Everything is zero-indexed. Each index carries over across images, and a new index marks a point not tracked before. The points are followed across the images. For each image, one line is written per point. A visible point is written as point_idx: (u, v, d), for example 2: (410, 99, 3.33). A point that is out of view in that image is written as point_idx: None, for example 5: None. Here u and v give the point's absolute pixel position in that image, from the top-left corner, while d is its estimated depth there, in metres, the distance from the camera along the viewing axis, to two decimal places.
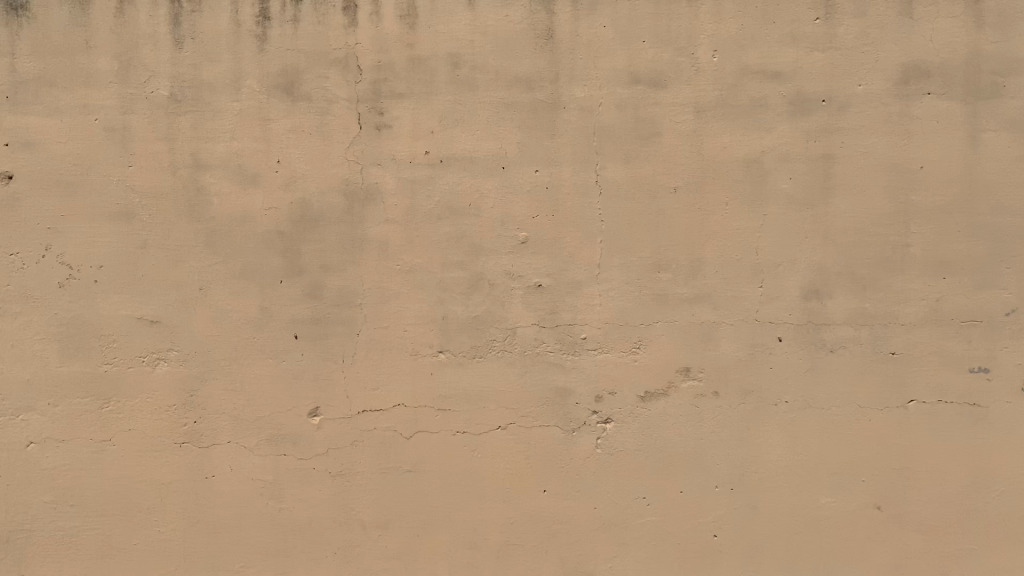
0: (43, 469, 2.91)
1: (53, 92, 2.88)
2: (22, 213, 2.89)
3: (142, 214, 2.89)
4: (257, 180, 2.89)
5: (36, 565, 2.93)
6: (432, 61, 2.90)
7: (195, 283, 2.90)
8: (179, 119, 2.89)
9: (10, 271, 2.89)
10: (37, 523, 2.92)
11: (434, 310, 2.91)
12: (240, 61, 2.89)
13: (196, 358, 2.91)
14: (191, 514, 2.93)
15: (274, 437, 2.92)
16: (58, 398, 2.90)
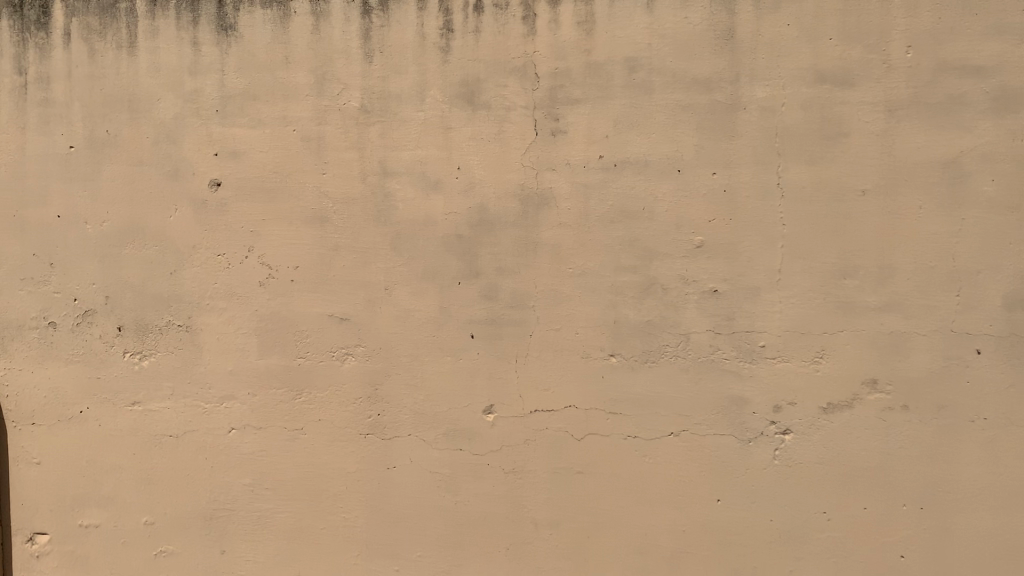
0: (243, 453, 3.16)
1: (257, 105, 3.12)
2: (227, 217, 3.14)
3: (333, 218, 3.08)
4: (439, 186, 3.01)
5: (235, 542, 3.18)
6: (609, 66, 2.92)
7: (381, 283, 3.05)
8: (368, 128, 3.06)
9: (218, 270, 3.15)
10: (236, 504, 3.17)
11: (607, 314, 2.92)
12: (425, 72, 3.02)
13: (379, 354, 3.06)
14: (373, 503, 3.09)
15: (451, 432, 3.03)
16: (257, 388, 3.14)
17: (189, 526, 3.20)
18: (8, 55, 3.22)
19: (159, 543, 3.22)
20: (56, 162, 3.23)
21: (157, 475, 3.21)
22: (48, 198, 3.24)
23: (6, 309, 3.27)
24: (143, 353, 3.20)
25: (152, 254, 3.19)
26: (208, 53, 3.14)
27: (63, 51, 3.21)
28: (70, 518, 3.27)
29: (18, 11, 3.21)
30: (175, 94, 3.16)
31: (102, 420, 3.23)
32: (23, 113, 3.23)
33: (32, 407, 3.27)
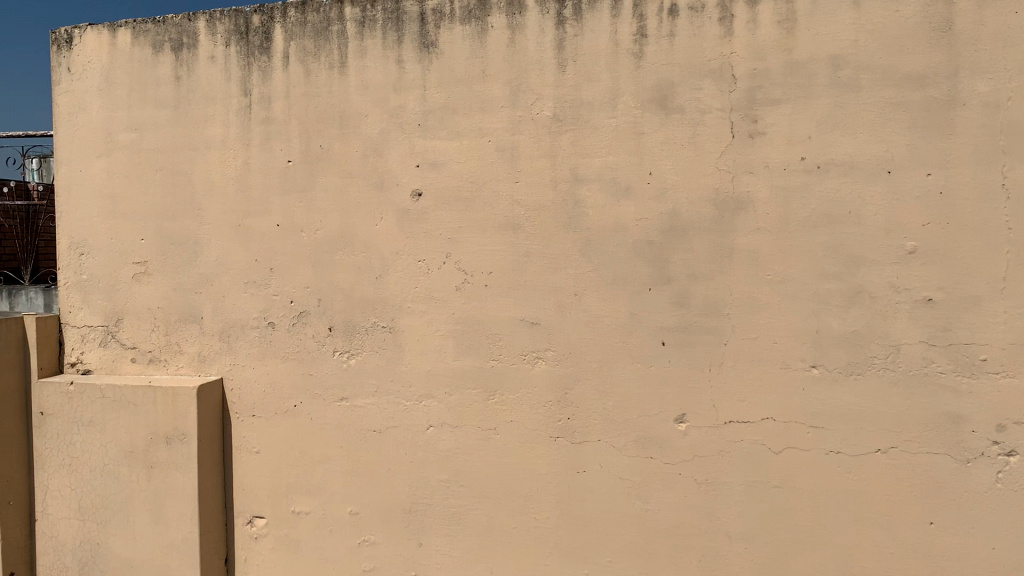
0: (439, 450, 3.29)
1: (455, 118, 3.24)
2: (427, 224, 3.29)
3: (526, 225, 3.14)
4: (631, 192, 3.01)
5: (432, 536, 3.32)
6: (811, 65, 2.80)
7: (572, 288, 3.09)
8: (561, 136, 3.10)
9: (418, 275, 3.30)
10: (432, 499, 3.31)
11: (808, 323, 2.82)
12: (618, 79, 3.02)
13: (570, 359, 3.10)
14: (563, 506, 3.14)
15: (642, 439, 3.02)
16: (453, 388, 3.26)
17: (389, 517, 3.38)
18: (236, 79, 3.55)
19: (363, 532, 3.43)
20: (275, 175, 3.51)
21: (360, 468, 3.42)
22: (268, 209, 3.53)
23: (233, 309, 3.60)
24: (350, 352, 3.42)
25: (358, 261, 3.40)
26: (411, 69, 3.30)
27: (282, 73, 3.48)
28: (285, 504, 3.55)
29: (244, 38, 3.53)
30: (381, 110, 3.35)
31: (313, 414, 3.48)
32: (248, 131, 3.55)
33: (252, 400, 3.59)
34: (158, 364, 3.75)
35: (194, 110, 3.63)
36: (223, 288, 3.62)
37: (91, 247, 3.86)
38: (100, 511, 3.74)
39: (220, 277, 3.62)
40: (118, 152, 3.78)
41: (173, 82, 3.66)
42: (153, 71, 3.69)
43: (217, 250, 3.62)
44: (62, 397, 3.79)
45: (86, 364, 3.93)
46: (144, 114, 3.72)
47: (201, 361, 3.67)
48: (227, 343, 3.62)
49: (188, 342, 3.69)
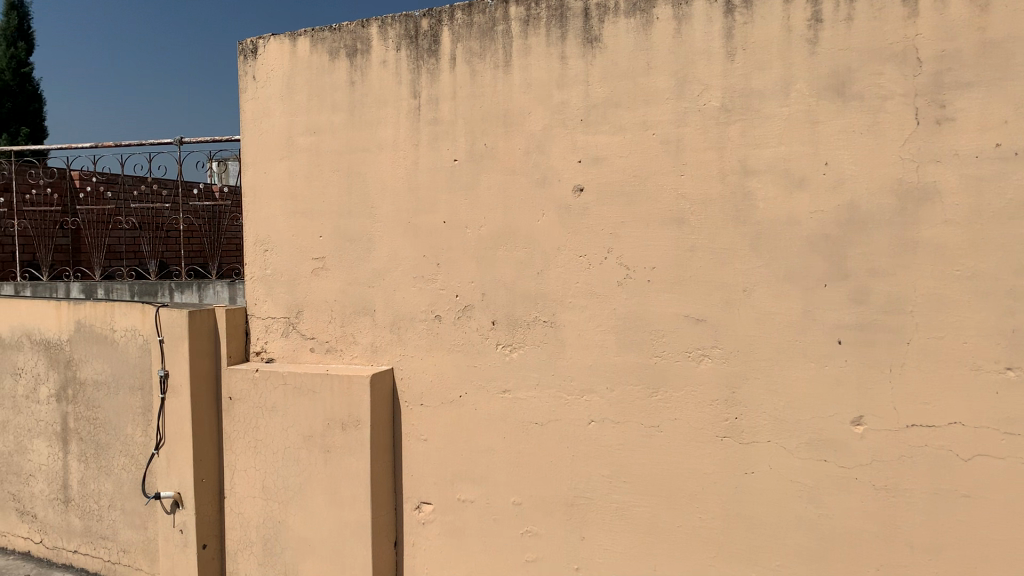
0: (602, 445, 3.29)
1: (618, 112, 3.22)
2: (590, 219, 3.29)
3: (692, 219, 3.09)
4: (804, 184, 2.90)
5: (594, 530, 3.34)
6: (1008, 44, 2.60)
7: (740, 284, 3.02)
8: (729, 128, 3.02)
9: (580, 270, 3.32)
10: (595, 493, 3.32)
11: (1002, 322, 2.63)
12: (791, 67, 2.92)
13: (737, 356, 3.03)
14: (731, 507, 3.07)
15: (815, 441, 2.92)
16: (615, 384, 3.26)
17: (552, 509, 3.42)
18: (406, 82, 3.69)
19: (526, 523, 3.49)
20: (442, 174, 3.63)
21: (524, 460, 3.47)
22: (436, 206, 3.65)
23: (402, 303, 3.76)
24: (513, 346, 3.48)
25: (521, 256, 3.45)
26: (575, 65, 3.31)
27: (450, 74, 3.58)
28: (451, 492, 3.67)
29: (413, 42, 3.66)
30: (544, 106, 3.38)
31: (478, 405, 3.57)
32: (417, 132, 3.68)
33: (420, 389, 3.72)
34: (333, 354, 3.98)
35: (367, 113, 3.80)
36: (394, 282, 3.78)
37: (274, 244, 4.14)
38: (282, 491, 4.02)
39: (391, 272, 3.78)
40: (297, 155, 4.02)
41: (347, 86, 3.85)
42: (329, 76, 3.89)
43: (388, 245, 3.78)
44: (248, 383, 4.09)
45: (269, 353, 4.22)
46: (321, 118, 3.94)
47: (373, 352, 3.86)
48: (397, 335, 3.77)
49: (361, 333, 3.89)
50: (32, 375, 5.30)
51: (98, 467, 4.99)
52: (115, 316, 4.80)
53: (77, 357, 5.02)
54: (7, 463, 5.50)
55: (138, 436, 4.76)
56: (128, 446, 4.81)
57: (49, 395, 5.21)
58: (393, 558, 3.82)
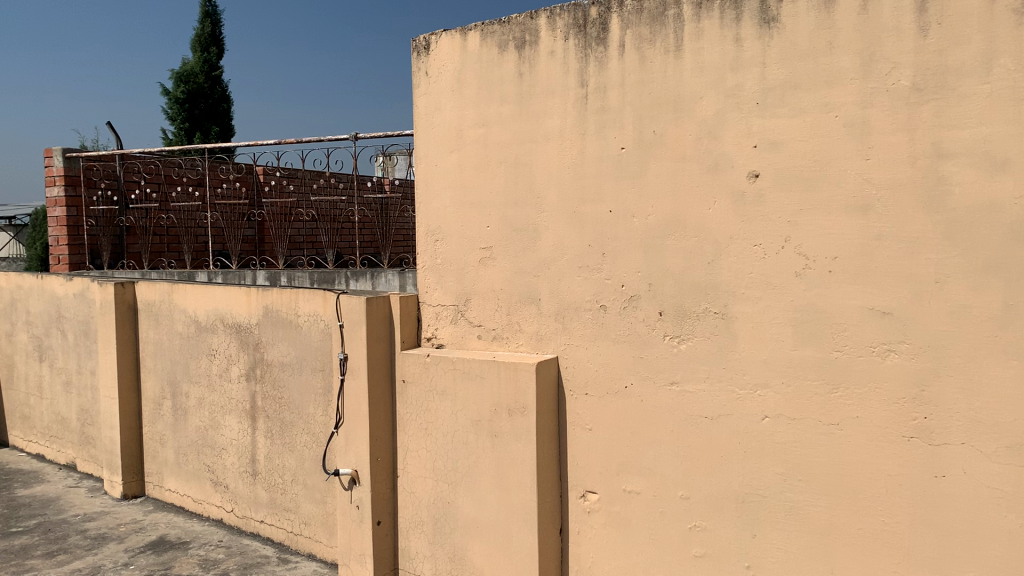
0: (776, 442, 3.18)
1: (797, 94, 3.08)
2: (765, 207, 3.17)
3: (877, 206, 2.92)
4: (1008, 166, 2.67)
5: (767, 529, 3.23)
6: None
7: (931, 275, 2.82)
8: (921, 108, 2.82)
9: (754, 260, 3.21)
10: (768, 491, 3.21)
11: None
12: (994, 40, 2.68)
13: (928, 352, 2.84)
14: (919, 512, 2.89)
15: (1017, 446, 2.69)
16: (791, 378, 3.13)
17: (721, 505, 3.34)
18: (574, 71, 3.69)
19: (694, 517, 3.42)
20: (610, 162, 3.60)
21: (692, 453, 3.41)
22: (603, 195, 3.63)
23: (569, 292, 3.77)
24: (681, 337, 3.42)
25: (691, 245, 3.38)
26: (750, 47, 3.19)
27: (619, 61, 3.55)
28: (616, 482, 3.66)
29: (582, 31, 3.65)
30: (717, 91, 3.28)
31: (645, 396, 3.53)
32: (584, 121, 3.67)
33: (586, 379, 3.73)
34: (501, 341, 4.05)
35: (535, 103, 3.83)
36: (560, 271, 3.80)
37: (444, 234, 4.26)
38: (451, 473, 4.15)
39: (557, 261, 3.80)
40: (467, 147, 4.11)
41: (516, 78, 3.90)
42: (498, 68, 3.95)
43: (555, 235, 3.80)
44: (421, 367, 4.26)
45: (439, 340, 4.35)
46: (489, 110, 4.01)
47: (539, 340, 3.90)
48: (564, 324, 3.79)
49: (527, 322, 3.94)
50: (225, 356, 5.74)
51: (282, 443, 5.33)
52: (298, 302, 5.11)
53: (265, 340, 5.39)
54: (203, 436, 5.99)
55: (319, 415, 5.05)
56: (310, 425, 5.11)
57: (240, 375, 5.62)
58: (558, 545, 3.86)
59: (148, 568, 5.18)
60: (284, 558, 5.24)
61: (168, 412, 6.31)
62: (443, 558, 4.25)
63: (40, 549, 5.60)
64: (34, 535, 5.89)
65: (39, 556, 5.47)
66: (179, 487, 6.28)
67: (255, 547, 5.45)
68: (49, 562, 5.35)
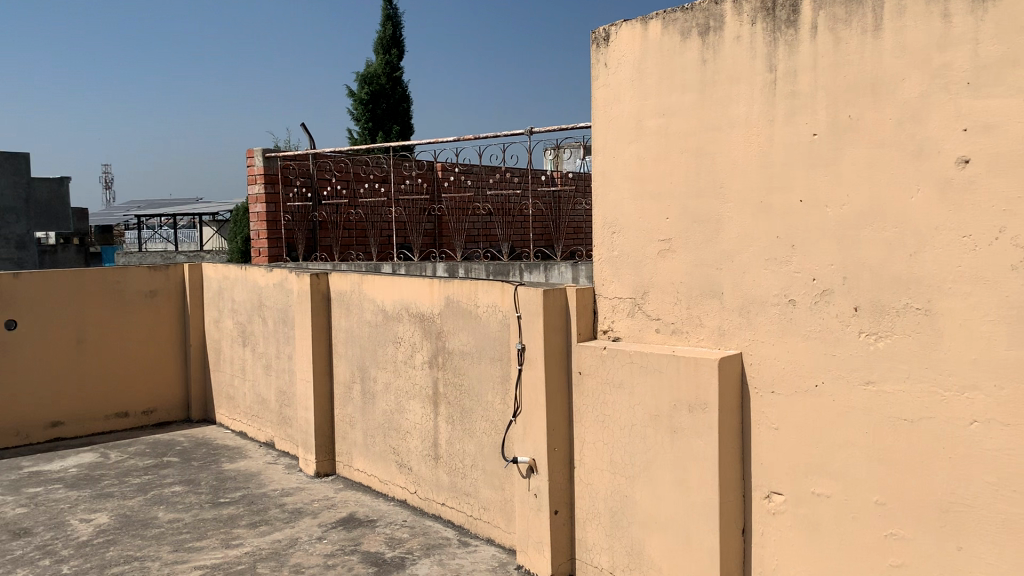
0: (986, 449, 2.93)
1: (1016, 71, 2.82)
2: (976, 195, 2.93)
3: None
4: None
5: (974, 543, 2.98)
6: None
7: None
8: None
9: (964, 252, 2.97)
10: (975, 502, 2.97)
11: None
12: None
13: None
14: None
15: None
16: (1005, 381, 2.88)
17: (923, 514, 3.12)
18: (762, 56, 3.56)
19: (890, 525, 3.23)
20: (799, 150, 3.45)
21: (888, 456, 3.21)
22: (792, 185, 3.49)
23: (753, 286, 3.65)
24: (878, 334, 3.23)
25: (891, 237, 3.18)
26: (960, 22, 2.94)
27: (811, 44, 3.39)
28: (804, 484, 3.51)
29: (770, 14, 3.52)
30: (922, 71, 3.06)
31: (837, 396, 3.37)
32: (772, 107, 3.53)
33: (772, 375, 3.60)
34: (681, 335, 3.99)
35: (719, 91, 3.73)
36: (744, 264, 3.68)
37: (621, 226, 4.24)
38: (629, 467, 4.13)
39: (741, 254, 3.69)
40: (647, 137, 4.07)
41: (699, 65, 3.81)
42: (680, 56, 3.88)
43: (740, 226, 3.69)
44: (598, 360, 4.27)
45: (616, 332, 4.34)
46: (670, 99, 3.94)
47: (722, 335, 3.80)
48: (748, 319, 3.68)
49: (708, 315, 3.85)
50: (409, 344, 5.99)
51: (463, 430, 5.50)
52: (478, 293, 5.24)
53: (446, 329, 5.58)
54: (389, 420, 6.28)
55: (497, 403, 5.16)
56: (489, 413, 5.24)
57: (423, 362, 5.85)
58: (740, 545, 3.75)
59: (339, 542, 5.51)
60: (464, 541, 5.41)
61: (357, 396, 6.67)
62: (620, 551, 4.24)
63: (245, 519, 6.08)
64: (240, 506, 6.40)
65: (244, 526, 5.95)
66: (366, 467, 6.63)
67: (437, 529, 5.66)
68: (253, 531, 5.80)
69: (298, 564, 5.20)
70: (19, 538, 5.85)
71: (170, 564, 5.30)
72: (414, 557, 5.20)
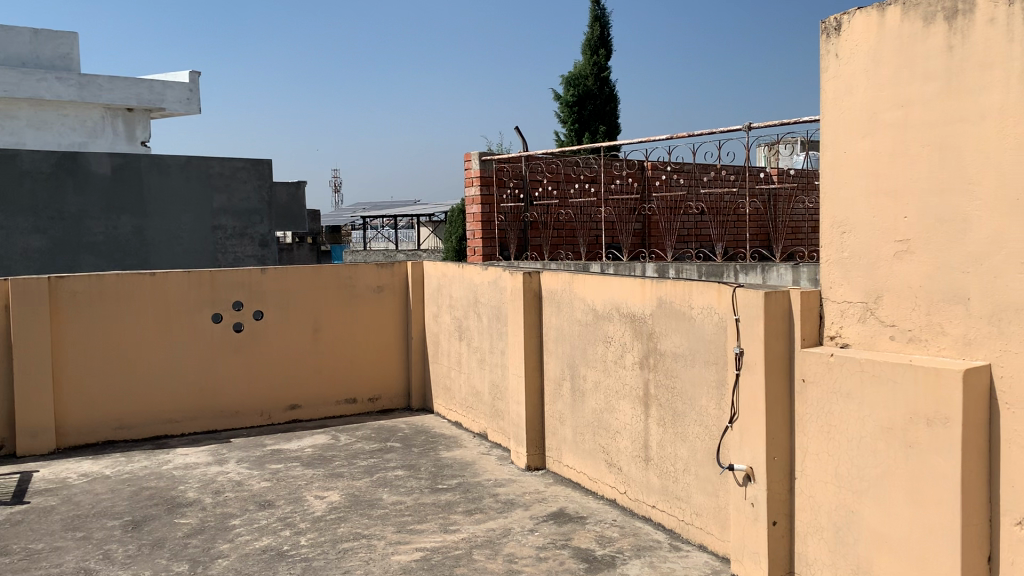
0: None
1: None
2: None
3: None
4: None
5: None
6: None
7: None
8: None
9: None
10: None
11: None
12: None
13: None
14: None
15: None
16: None
17: None
18: (1021, 38, 3.22)
19: None
20: None
21: None
22: None
23: (1006, 292, 3.32)
24: None
25: None
26: None
27: None
28: None
29: None
30: None
31: None
32: None
33: None
34: (918, 344, 3.70)
35: (969, 79, 3.43)
36: (996, 268, 3.36)
37: (852, 226, 4.01)
38: (856, 481, 3.90)
39: (992, 256, 3.37)
40: (883, 132, 3.82)
41: (945, 52, 3.52)
42: (922, 44, 3.61)
43: (991, 226, 3.37)
44: (824, 367, 4.07)
45: (844, 339, 4.10)
46: (910, 90, 3.68)
47: (966, 345, 3.49)
48: (999, 329, 3.35)
49: (953, 323, 3.55)
50: (621, 344, 5.99)
51: (675, 433, 5.42)
52: (693, 295, 5.15)
53: (659, 330, 5.53)
54: (599, 419, 6.31)
55: (712, 408, 5.04)
56: (702, 416, 5.14)
57: (634, 362, 5.83)
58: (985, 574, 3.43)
59: (551, 536, 5.61)
60: (675, 545, 5.33)
61: (567, 394, 6.76)
62: (846, 569, 4.01)
63: (461, 506, 6.35)
64: (456, 493, 6.68)
65: (460, 513, 6.21)
66: (576, 464, 6.70)
67: (647, 531, 5.62)
68: (469, 519, 6.04)
69: (511, 553, 5.36)
70: (264, 509, 6.45)
71: (393, 543, 5.64)
72: (624, 556, 5.20)
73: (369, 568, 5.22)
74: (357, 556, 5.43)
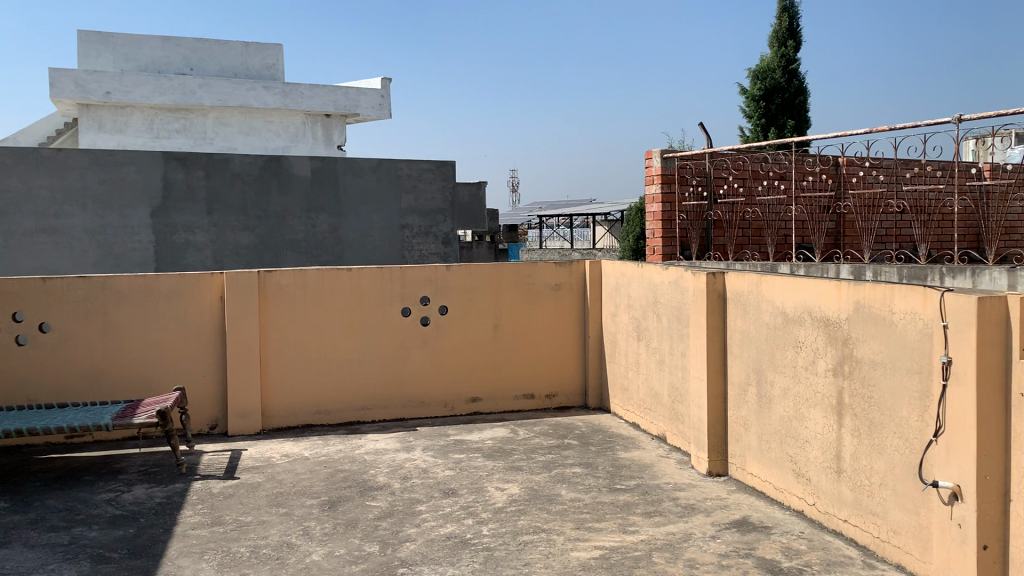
0: None
1: None
2: None
3: None
4: None
5: None
6: None
7: None
8: None
9: None
10: None
11: None
12: None
13: None
14: None
15: None
16: None
17: None
18: None
19: None
20: None
21: None
22: None
23: None
24: None
25: None
26: None
27: None
28: None
29: None
30: None
31: None
32: None
33: None
34: None
35: None
36: None
37: None
38: None
39: None
40: None
41: None
42: None
43: None
44: None
45: None
46: None
47: None
48: None
49: None
50: (812, 349, 5.74)
51: (871, 445, 5.13)
52: (894, 299, 4.85)
53: (855, 336, 5.25)
54: (787, 426, 6.07)
55: (914, 421, 4.72)
56: (902, 428, 4.82)
57: (826, 369, 5.56)
58: None
59: (734, 544, 5.46)
60: (869, 563, 5.04)
61: (752, 398, 6.55)
62: None
63: (640, 507, 6.31)
64: (635, 494, 6.65)
65: (639, 514, 6.17)
66: (761, 472, 6.48)
67: (838, 546, 5.35)
68: (648, 521, 6.00)
69: (692, 559, 5.27)
70: (448, 497, 6.69)
71: (573, 539, 5.69)
72: (812, 570, 4.98)
73: (549, 562, 5.31)
74: (537, 549, 5.52)
